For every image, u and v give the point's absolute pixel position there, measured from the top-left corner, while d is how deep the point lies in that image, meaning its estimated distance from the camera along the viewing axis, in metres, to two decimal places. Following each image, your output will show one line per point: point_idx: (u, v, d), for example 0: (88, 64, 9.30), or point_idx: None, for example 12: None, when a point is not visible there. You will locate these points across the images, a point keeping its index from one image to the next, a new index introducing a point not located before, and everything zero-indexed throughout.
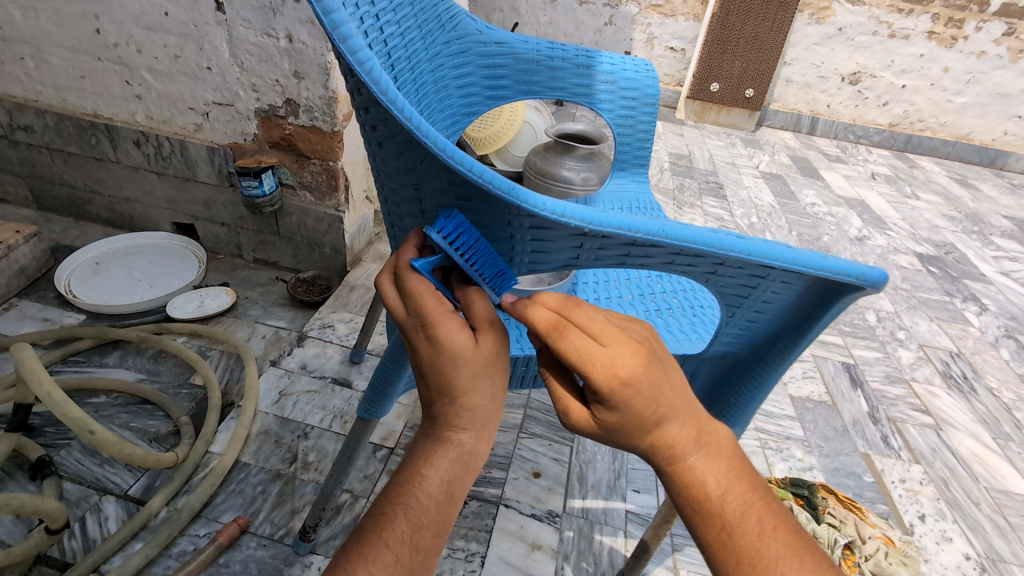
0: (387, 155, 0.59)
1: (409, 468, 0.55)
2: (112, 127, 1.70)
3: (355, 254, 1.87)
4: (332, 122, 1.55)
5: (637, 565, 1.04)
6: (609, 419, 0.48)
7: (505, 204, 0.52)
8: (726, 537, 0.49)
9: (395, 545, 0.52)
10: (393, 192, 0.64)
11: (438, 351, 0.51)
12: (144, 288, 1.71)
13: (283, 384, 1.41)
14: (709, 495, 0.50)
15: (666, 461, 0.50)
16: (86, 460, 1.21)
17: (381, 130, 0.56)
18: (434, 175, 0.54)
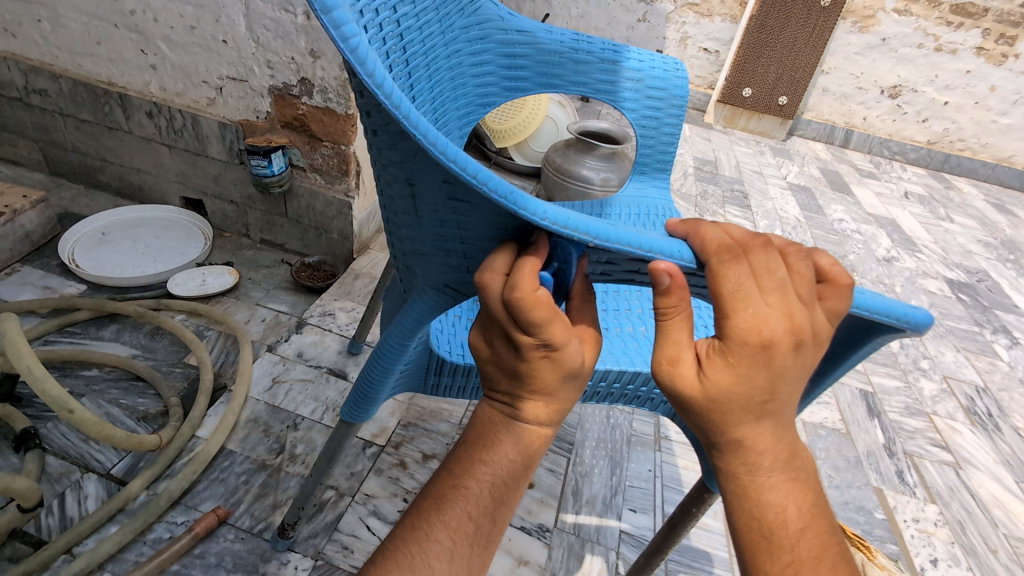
0: (380, 143, 0.53)
1: (482, 435, 0.51)
2: (125, 96, 1.68)
3: (362, 242, 1.82)
4: (346, 105, 1.50)
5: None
6: (722, 379, 0.43)
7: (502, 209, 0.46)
8: (790, 571, 0.44)
9: (476, 517, 0.49)
10: (383, 184, 0.58)
11: (559, 371, 0.47)
12: (147, 262, 1.68)
13: (277, 371, 1.38)
14: (777, 519, 0.45)
15: (745, 475, 0.46)
16: (71, 435, 1.19)
17: (374, 115, 0.51)
18: (426, 170, 0.49)
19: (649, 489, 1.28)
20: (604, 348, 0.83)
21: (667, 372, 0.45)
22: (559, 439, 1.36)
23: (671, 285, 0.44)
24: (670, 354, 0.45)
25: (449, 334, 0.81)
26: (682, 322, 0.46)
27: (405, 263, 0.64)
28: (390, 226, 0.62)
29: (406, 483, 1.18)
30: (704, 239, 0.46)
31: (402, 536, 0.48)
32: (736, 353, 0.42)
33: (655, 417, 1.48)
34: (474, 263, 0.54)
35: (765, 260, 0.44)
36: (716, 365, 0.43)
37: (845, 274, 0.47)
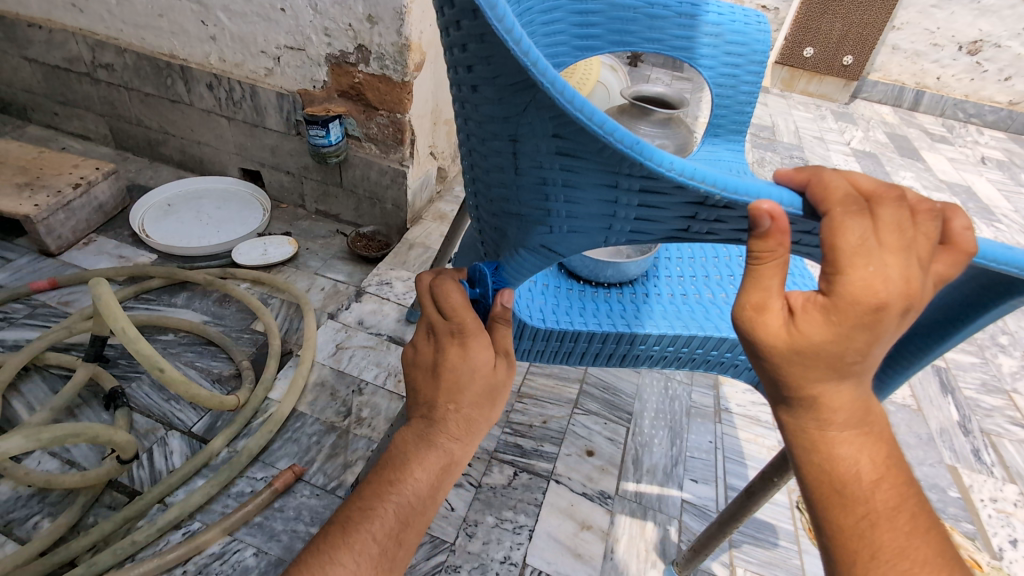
0: (481, 99, 0.52)
1: (392, 459, 0.56)
2: (187, 69, 1.71)
3: (415, 211, 1.83)
4: (403, 72, 1.48)
5: (693, 557, 0.98)
6: (814, 334, 0.39)
7: (617, 161, 0.46)
8: (863, 525, 0.41)
9: (381, 539, 0.54)
10: (480, 141, 0.58)
11: (465, 360, 0.55)
12: (211, 232, 1.74)
13: (340, 338, 1.41)
14: (852, 476, 0.42)
15: (817, 431, 0.42)
16: (154, 394, 1.26)
17: (478, 70, 0.50)
18: (532, 125, 0.48)
19: (710, 461, 1.27)
20: (684, 313, 0.81)
21: (747, 319, 0.42)
22: (618, 409, 1.35)
23: (771, 232, 0.39)
24: (755, 300, 0.41)
25: (527, 300, 0.81)
26: (775, 268, 0.41)
27: (495, 224, 0.65)
28: (482, 187, 0.63)
29: None
30: (827, 189, 0.41)
31: (328, 538, 0.54)
32: (842, 311, 0.38)
33: (715, 389, 1.45)
34: (575, 222, 0.55)
35: (896, 215, 0.38)
36: (811, 318, 0.39)
37: (971, 239, 0.41)
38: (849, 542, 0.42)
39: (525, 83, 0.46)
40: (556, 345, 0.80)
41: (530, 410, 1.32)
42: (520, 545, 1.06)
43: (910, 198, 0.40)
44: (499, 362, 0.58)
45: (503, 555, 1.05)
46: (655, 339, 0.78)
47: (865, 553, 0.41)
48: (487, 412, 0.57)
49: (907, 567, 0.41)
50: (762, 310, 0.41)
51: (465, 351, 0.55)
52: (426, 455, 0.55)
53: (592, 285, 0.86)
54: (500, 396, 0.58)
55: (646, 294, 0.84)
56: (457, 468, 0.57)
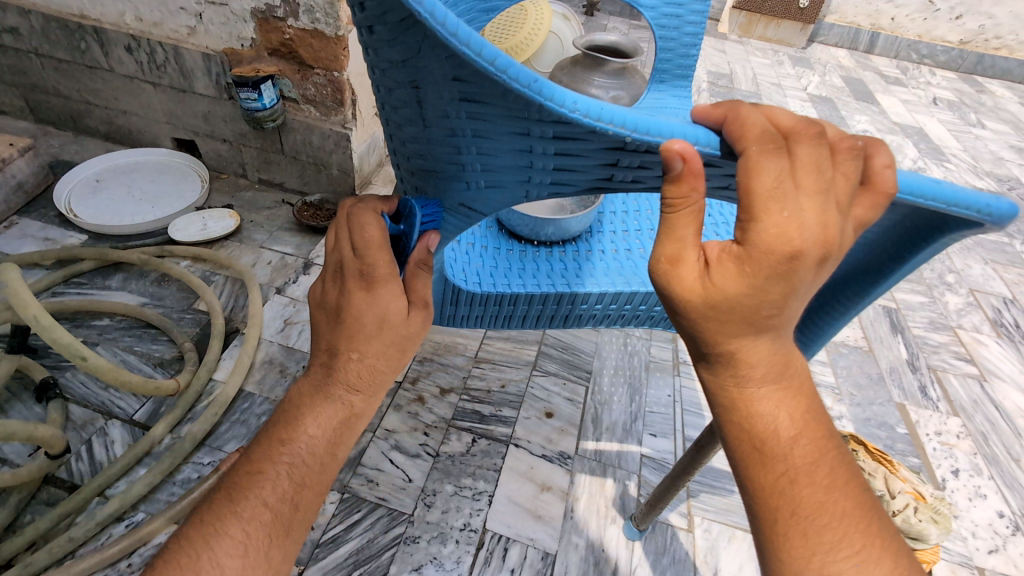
0: (376, 40, 0.46)
1: (286, 417, 0.59)
2: (100, 30, 1.56)
3: (363, 176, 1.75)
4: (336, 26, 1.38)
5: (649, 512, 0.99)
6: (729, 287, 0.39)
7: (522, 105, 0.40)
8: (782, 481, 0.42)
9: (273, 505, 0.56)
10: (384, 89, 0.52)
11: (371, 309, 0.54)
12: (146, 208, 1.64)
13: (288, 313, 1.36)
14: (772, 432, 0.42)
15: (735, 388, 0.43)
16: (90, 383, 1.19)
17: (365, 6, 0.44)
18: (431, 67, 0.43)
19: (668, 414, 1.28)
20: (627, 269, 0.78)
21: (662, 272, 0.41)
22: (577, 368, 1.35)
23: (685, 174, 0.38)
24: (669, 253, 0.41)
25: (463, 263, 0.77)
26: (690, 216, 0.40)
27: (414, 184, 0.59)
28: (395, 142, 0.57)
29: (425, 417, 1.19)
30: (744, 125, 0.39)
31: (216, 509, 0.55)
32: (756, 261, 0.38)
33: (673, 342, 1.45)
34: (492, 176, 0.50)
35: (813, 156, 0.37)
36: (726, 269, 0.39)
37: (892, 178, 0.40)
38: (769, 498, 0.42)
39: (412, 18, 0.39)
40: (494, 309, 0.77)
41: (489, 375, 1.30)
42: (480, 511, 1.06)
43: (830, 137, 0.39)
44: (413, 312, 0.58)
45: (463, 522, 1.04)
46: (596, 298, 0.75)
47: (782, 508, 0.42)
48: (392, 363, 0.58)
49: (825, 518, 0.41)
50: (676, 263, 0.41)
51: (373, 295, 0.54)
52: (321, 408, 0.57)
53: (533, 244, 0.82)
54: (410, 347, 0.59)
55: (588, 252, 0.81)
56: (357, 420, 0.59)
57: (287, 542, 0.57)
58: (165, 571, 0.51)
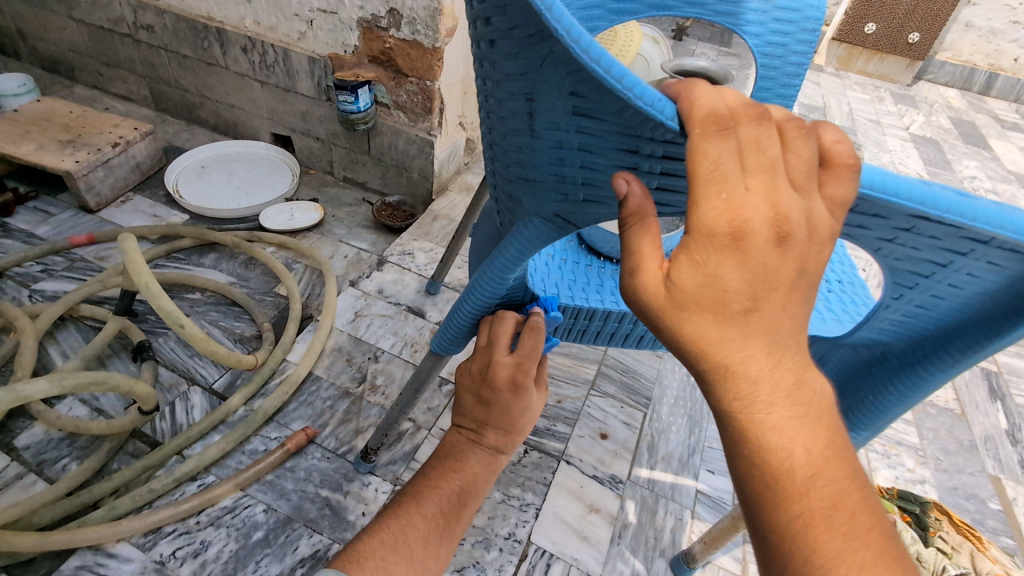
0: (499, 54, 0.49)
1: (446, 455, 0.68)
2: (223, 31, 1.71)
3: (441, 182, 1.81)
4: (434, 38, 1.44)
5: (704, 550, 0.95)
6: (689, 282, 0.34)
7: (637, 123, 0.40)
8: (797, 525, 0.34)
9: (444, 510, 0.63)
10: (497, 102, 0.54)
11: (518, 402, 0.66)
12: (241, 195, 1.76)
13: (358, 306, 1.42)
14: (783, 468, 0.35)
15: (738, 412, 0.35)
16: (179, 350, 1.29)
17: (495, 22, 0.47)
18: (550, 82, 0.44)
19: None
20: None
21: (626, 283, 0.38)
22: (636, 393, 1.32)
23: (627, 191, 0.41)
24: (629, 263, 0.38)
25: (542, 273, 0.78)
26: (642, 228, 0.39)
27: (510, 192, 0.62)
28: (500, 152, 0.59)
29: None
30: (689, 113, 0.36)
31: (387, 512, 0.62)
32: (704, 248, 0.34)
33: None
34: (591, 190, 0.50)
35: (757, 134, 0.34)
36: (682, 265, 0.34)
37: (847, 152, 0.36)
38: (781, 542, 0.35)
39: (541, 34, 0.41)
40: (568, 322, 0.77)
41: None
42: (526, 523, 1.05)
43: (777, 117, 0.35)
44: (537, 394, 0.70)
45: (508, 531, 1.04)
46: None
47: (790, 554, 0.35)
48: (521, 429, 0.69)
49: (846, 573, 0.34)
50: (637, 269, 0.37)
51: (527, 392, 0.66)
52: (473, 450, 0.67)
53: (611, 262, 0.82)
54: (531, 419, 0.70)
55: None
56: (502, 456, 0.69)
57: (447, 545, 0.62)
58: (365, 543, 0.57)
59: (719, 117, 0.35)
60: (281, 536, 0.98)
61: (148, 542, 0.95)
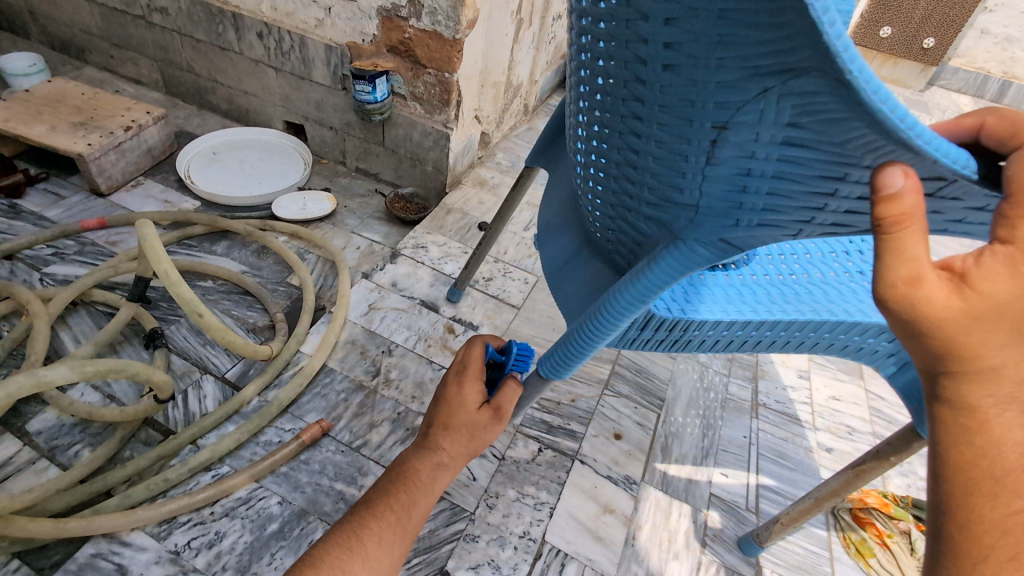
0: (674, 79, 0.41)
1: (395, 466, 0.68)
2: (238, 16, 1.69)
3: (455, 176, 1.79)
4: (454, 29, 1.42)
5: (778, 530, 0.99)
6: (1002, 292, 0.33)
7: (866, 155, 0.37)
8: (1015, 522, 0.35)
9: (394, 511, 0.64)
10: (644, 124, 0.47)
11: (453, 401, 0.68)
12: (253, 183, 1.75)
13: (372, 298, 1.41)
14: (1022, 464, 0.35)
15: (991, 407, 0.35)
16: (191, 338, 1.28)
17: (683, 44, 0.39)
18: (757, 113, 0.38)
19: (743, 456, 1.23)
20: (804, 295, 0.75)
21: (902, 298, 0.35)
22: (650, 394, 1.31)
23: (905, 189, 0.34)
24: (906, 273, 0.35)
25: None
26: (918, 236, 0.35)
27: (640, 217, 0.55)
28: (628, 173, 0.53)
29: None
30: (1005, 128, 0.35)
31: (349, 520, 0.63)
32: None
33: (754, 382, 1.39)
34: (768, 216, 0.46)
35: None
36: (988, 273, 0.33)
37: None
38: (988, 533, 0.35)
39: (777, 66, 0.34)
40: (676, 334, 0.74)
41: (560, 387, 1.29)
42: (541, 521, 1.05)
43: None
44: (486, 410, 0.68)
45: (522, 530, 1.03)
46: (793, 325, 0.73)
47: (996, 550, 0.35)
48: (466, 445, 0.68)
49: None
50: (917, 282, 0.34)
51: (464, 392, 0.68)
52: (420, 450, 0.68)
53: None
54: (481, 437, 0.68)
55: (751, 277, 0.78)
56: (446, 470, 0.68)
57: (397, 549, 0.63)
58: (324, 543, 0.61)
59: (1023, 127, 0.35)
60: (295, 529, 0.98)
61: (162, 532, 0.95)
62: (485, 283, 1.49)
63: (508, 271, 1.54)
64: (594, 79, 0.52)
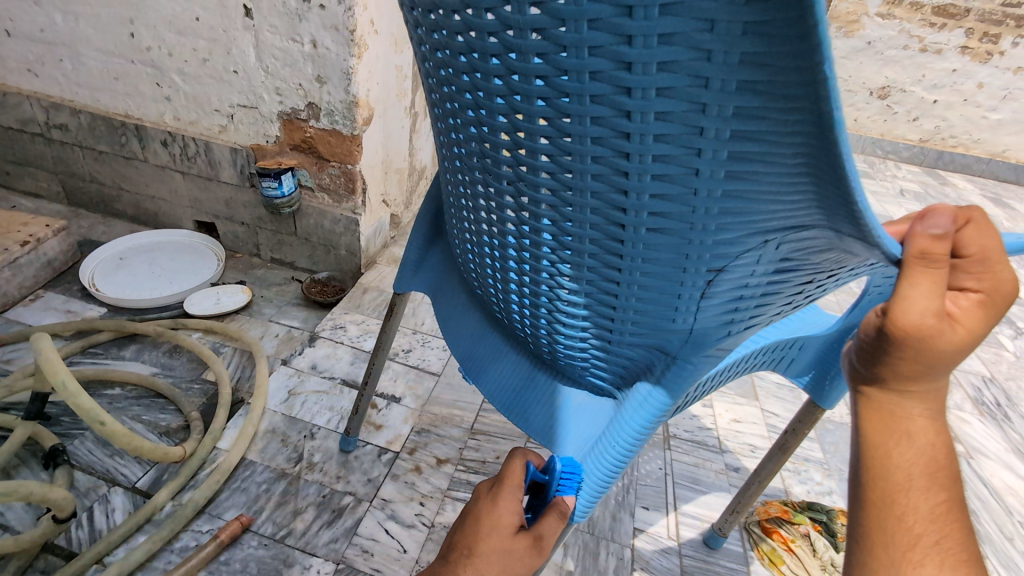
0: (662, 243, 0.43)
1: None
2: (142, 127, 1.76)
3: (369, 257, 1.88)
4: (352, 126, 1.56)
5: (732, 522, 1.12)
6: (979, 328, 0.35)
7: (826, 264, 0.46)
8: (937, 511, 0.39)
9: None
10: (624, 261, 0.46)
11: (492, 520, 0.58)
12: (164, 284, 1.75)
13: (292, 383, 1.42)
14: (939, 460, 0.39)
15: (929, 415, 0.38)
16: (97, 451, 1.23)
17: (676, 216, 0.40)
18: (752, 256, 0.43)
19: (660, 487, 1.31)
20: None
21: (921, 333, 0.34)
22: None
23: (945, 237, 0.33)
24: (931, 314, 0.34)
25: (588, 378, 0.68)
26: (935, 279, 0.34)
27: (615, 351, 0.56)
28: (603, 317, 0.53)
29: (422, 487, 1.21)
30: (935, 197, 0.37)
31: None
32: (995, 300, 0.35)
33: None
34: (749, 321, 0.51)
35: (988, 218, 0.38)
36: (969, 314, 0.35)
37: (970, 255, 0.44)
38: (908, 522, 0.39)
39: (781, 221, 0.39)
40: None
41: (484, 447, 1.32)
42: None
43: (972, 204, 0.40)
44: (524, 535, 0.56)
45: None
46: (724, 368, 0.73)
47: (927, 534, 0.39)
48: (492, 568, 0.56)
49: (959, 551, 0.39)
50: (945, 318, 0.34)
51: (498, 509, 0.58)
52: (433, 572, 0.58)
53: None
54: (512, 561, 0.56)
55: None
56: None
57: None
58: None
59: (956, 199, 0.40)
60: None
61: None
62: (405, 355, 1.55)
63: (427, 340, 1.61)
64: (538, 236, 0.51)
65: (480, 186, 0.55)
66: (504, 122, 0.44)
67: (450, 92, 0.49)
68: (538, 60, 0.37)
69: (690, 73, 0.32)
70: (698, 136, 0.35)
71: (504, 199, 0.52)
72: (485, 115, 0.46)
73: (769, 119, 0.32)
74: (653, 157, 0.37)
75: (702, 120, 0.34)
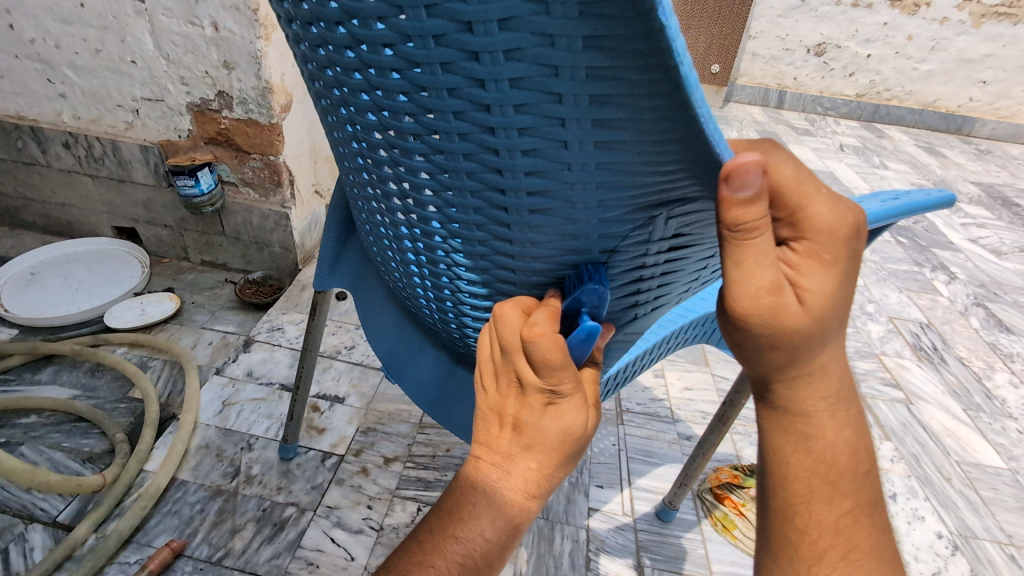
0: (551, 227, 0.38)
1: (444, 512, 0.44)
2: (38, 129, 1.61)
3: (307, 252, 1.79)
4: (268, 114, 1.46)
5: (681, 493, 1.12)
6: (815, 295, 0.35)
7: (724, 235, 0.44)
8: (838, 520, 0.42)
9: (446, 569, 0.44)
10: (514, 247, 0.41)
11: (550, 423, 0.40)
12: (82, 298, 1.62)
13: (226, 394, 1.34)
14: (829, 468, 0.42)
15: (810, 425, 0.41)
16: (12, 487, 1.14)
17: (559, 196, 0.35)
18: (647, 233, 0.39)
19: (614, 464, 1.30)
20: None
21: (764, 313, 0.35)
22: None
23: (754, 197, 0.30)
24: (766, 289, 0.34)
25: None
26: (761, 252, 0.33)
27: None
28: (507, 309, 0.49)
29: (369, 489, 1.16)
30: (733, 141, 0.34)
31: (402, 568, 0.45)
32: (821, 248, 0.34)
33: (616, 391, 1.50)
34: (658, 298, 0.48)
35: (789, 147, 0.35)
36: (806, 279, 0.35)
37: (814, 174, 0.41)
38: (809, 530, 0.42)
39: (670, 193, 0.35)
40: None
41: (434, 440, 1.28)
42: None
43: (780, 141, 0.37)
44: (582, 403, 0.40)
45: None
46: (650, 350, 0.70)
47: (830, 546, 0.42)
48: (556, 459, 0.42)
49: (860, 547, 0.43)
50: (781, 291, 0.34)
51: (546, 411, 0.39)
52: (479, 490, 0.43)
53: None
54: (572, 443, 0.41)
55: None
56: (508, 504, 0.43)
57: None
58: None
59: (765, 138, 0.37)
60: None
61: None
62: (348, 352, 1.49)
63: None
64: (426, 225, 0.45)
65: (366, 176, 0.49)
66: (367, 101, 0.38)
67: (313, 69, 0.42)
68: (380, 26, 0.31)
69: (532, 30, 0.27)
70: (561, 105, 0.30)
71: (388, 184, 0.46)
72: (349, 94, 0.40)
73: (625, 76, 0.28)
74: (519, 130, 0.32)
75: (557, 86, 0.29)
